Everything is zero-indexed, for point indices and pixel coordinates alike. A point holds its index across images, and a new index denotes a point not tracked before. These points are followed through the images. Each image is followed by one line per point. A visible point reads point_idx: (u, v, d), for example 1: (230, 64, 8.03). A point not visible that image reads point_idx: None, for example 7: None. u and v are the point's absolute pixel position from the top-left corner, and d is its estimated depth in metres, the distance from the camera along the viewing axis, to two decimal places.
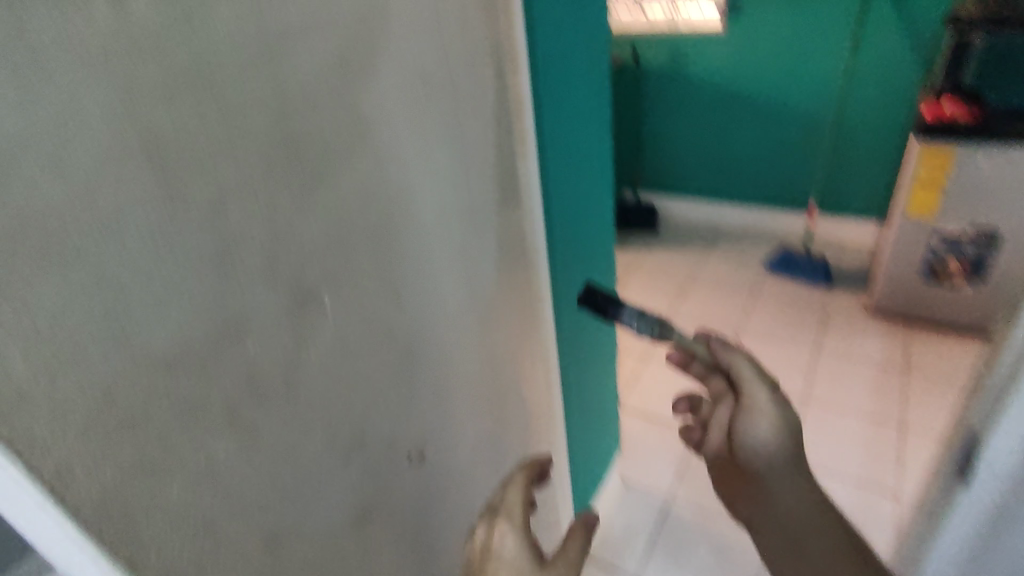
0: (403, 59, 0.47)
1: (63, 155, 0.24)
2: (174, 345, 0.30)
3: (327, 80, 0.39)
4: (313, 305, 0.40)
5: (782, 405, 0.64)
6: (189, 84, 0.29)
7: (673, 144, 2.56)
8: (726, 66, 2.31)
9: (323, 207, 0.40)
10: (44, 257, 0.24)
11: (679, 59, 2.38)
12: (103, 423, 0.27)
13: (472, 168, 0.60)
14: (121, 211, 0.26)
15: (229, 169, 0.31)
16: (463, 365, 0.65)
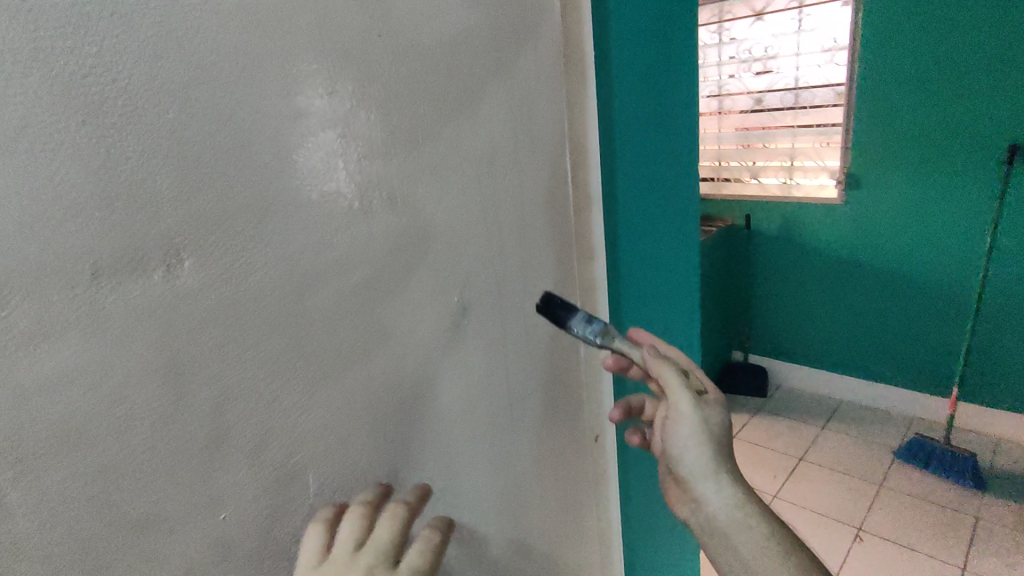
0: (436, 276, 0.58)
1: (102, 372, 0.35)
2: (150, 512, 0.38)
3: (350, 299, 0.50)
4: (299, 482, 0.47)
5: (702, 409, 0.65)
6: (214, 317, 0.40)
7: (785, 310, 2.65)
8: (845, 234, 2.39)
9: (331, 398, 0.49)
10: (63, 442, 0.34)
11: (794, 226, 2.51)
12: (73, 567, 0.36)
13: (501, 359, 0.68)
14: (134, 409, 0.37)
15: (236, 376, 0.42)
16: (470, 541, 0.68)
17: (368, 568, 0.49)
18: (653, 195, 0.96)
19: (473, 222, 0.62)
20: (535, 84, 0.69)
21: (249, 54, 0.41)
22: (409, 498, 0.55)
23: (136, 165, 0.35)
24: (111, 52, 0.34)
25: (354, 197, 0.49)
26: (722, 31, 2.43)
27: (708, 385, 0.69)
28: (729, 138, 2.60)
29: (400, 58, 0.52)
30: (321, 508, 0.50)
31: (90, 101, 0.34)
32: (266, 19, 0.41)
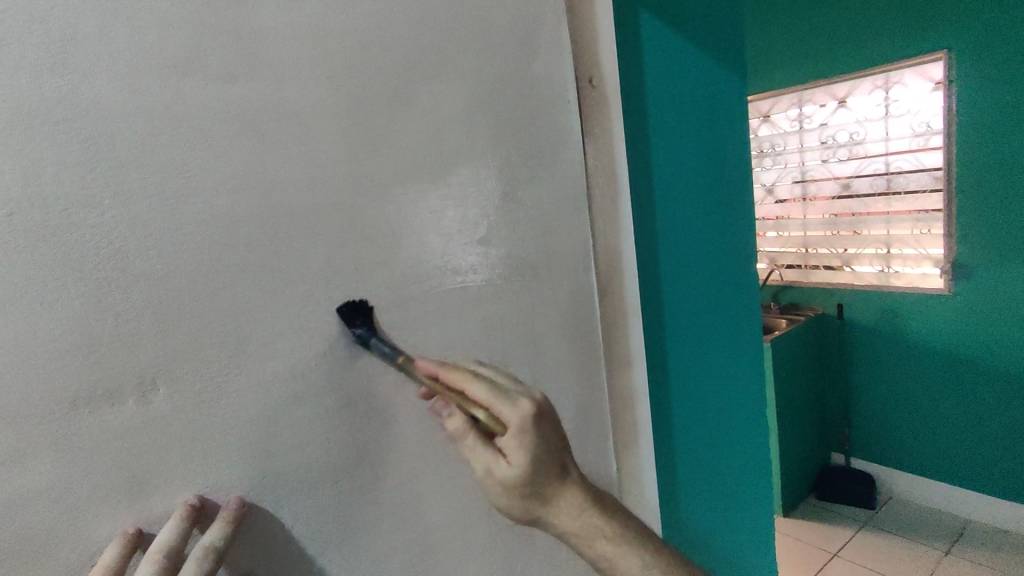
0: (437, 387, 0.59)
1: (76, 480, 0.42)
2: None
3: (332, 412, 0.52)
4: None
5: (489, 469, 0.53)
6: (180, 433, 0.45)
7: (894, 413, 2.18)
8: (962, 327, 1.95)
9: (305, 502, 0.52)
10: (46, 536, 0.42)
11: (893, 318, 2.10)
12: None
13: None
14: (105, 511, 0.44)
15: (202, 484, 0.47)
16: None
17: None
18: (712, 283, 0.93)
19: (471, 343, 0.61)
20: (558, 202, 0.67)
21: (237, 208, 0.46)
22: (223, 539, 0.45)
23: (122, 311, 0.43)
24: (111, 219, 0.42)
25: (343, 316, 0.52)
26: (803, 119, 2.20)
27: (507, 416, 0.51)
28: (814, 225, 2.27)
29: (390, 198, 0.54)
30: (110, 553, 0.43)
31: (87, 261, 0.41)
32: (255, 180, 0.47)
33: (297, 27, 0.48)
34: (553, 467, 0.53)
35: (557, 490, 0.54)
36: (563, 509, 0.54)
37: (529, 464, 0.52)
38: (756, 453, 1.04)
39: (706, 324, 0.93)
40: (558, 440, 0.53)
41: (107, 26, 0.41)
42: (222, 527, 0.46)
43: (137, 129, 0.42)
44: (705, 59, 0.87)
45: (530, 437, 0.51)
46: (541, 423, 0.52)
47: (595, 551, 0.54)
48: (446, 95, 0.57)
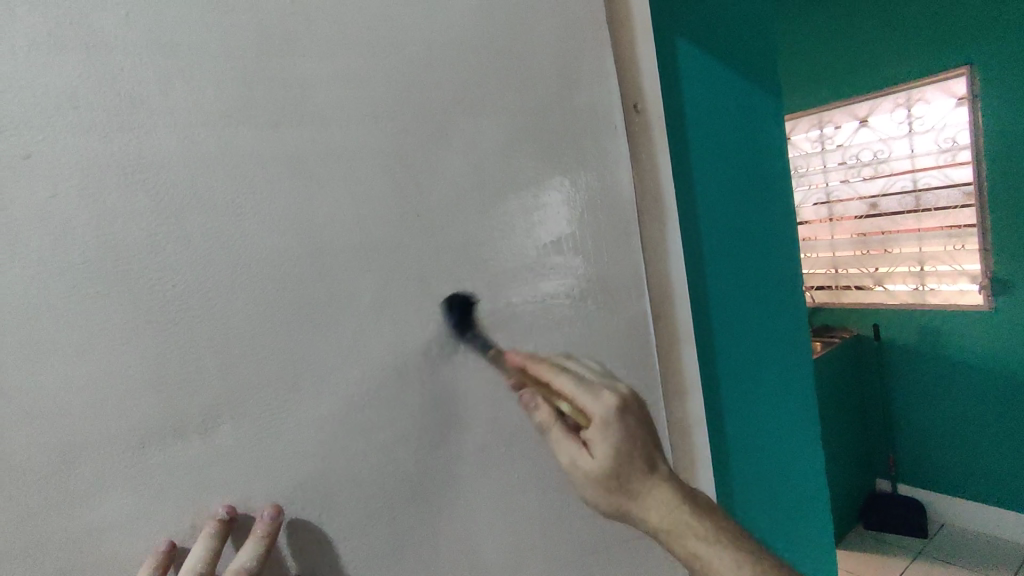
0: (494, 416, 0.58)
1: (138, 505, 0.43)
2: None
3: (391, 440, 0.52)
4: None
5: (577, 460, 0.57)
6: (241, 459, 0.46)
7: (944, 437, 2.09)
8: (1009, 343, 1.87)
9: (358, 530, 0.51)
10: (107, 559, 0.42)
11: (933, 336, 2.03)
12: None
13: (576, 502, 0.65)
14: (165, 535, 0.44)
15: (256, 510, 0.47)
16: None
17: None
18: (758, 305, 0.91)
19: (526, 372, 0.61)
20: (605, 228, 0.67)
21: (298, 238, 0.48)
22: (255, 560, 0.45)
23: (187, 350, 0.43)
24: (179, 249, 0.43)
25: (402, 343, 0.53)
26: (825, 140, 2.20)
27: (591, 407, 0.54)
28: (844, 244, 2.23)
29: (440, 230, 0.55)
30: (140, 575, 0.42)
31: (154, 288, 0.43)
32: (311, 218, 0.48)
33: (347, 72, 0.51)
34: (638, 458, 0.54)
35: (644, 483, 0.55)
36: (648, 501, 0.54)
37: (613, 450, 0.54)
38: (813, 477, 1.00)
39: (756, 345, 0.91)
40: (644, 431, 0.55)
41: (186, 70, 0.44)
42: (255, 546, 0.45)
43: (201, 168, 0.44)
44: (742, 83, 0.88)
45: (615, 432, 0.53)
46: (623, 415, 0.54)
47: (687, 549, 0.53)
48: (489, 130, 0.59)
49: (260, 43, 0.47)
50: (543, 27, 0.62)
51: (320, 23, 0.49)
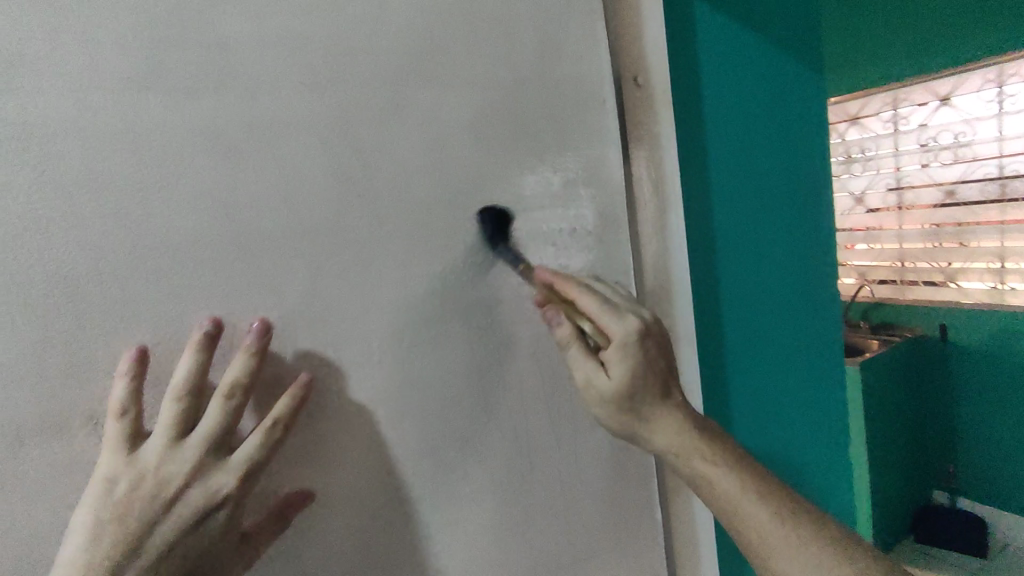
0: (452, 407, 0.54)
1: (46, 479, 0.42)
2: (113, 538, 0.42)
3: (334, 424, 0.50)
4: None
5: (590, 378, 0.55)
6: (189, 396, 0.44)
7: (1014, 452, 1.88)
8: None
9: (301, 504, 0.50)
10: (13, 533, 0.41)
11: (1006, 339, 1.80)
12: None
13: (546, 503, 0.60)
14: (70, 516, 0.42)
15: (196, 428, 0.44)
16: None
17: (195, 458, 0.43)
18: (781, 298, 0.83)
19: (482, 372, 0.56)
20: (590, 210, 0.60)
21: (222, 215, 0.44)
22: (246, 376, 0.45)
23: (73, 338, 0.41)
24: (81, 222, 0.41)
25: (346, 327, 0.49)
26: (899, 119, 1.93)
27: (614, 329, 0.52)
28: (913, 236, 2.00)
29: (390, 208, 0.50)
30: (120, 384, 0.42)
31: (55, 263, 0.40)
32: (226, 200, 0.44)
33: (273, 34, 0.45)
34: (651, 382, 0.54)
35: (658, 406, 0.55)
36: (658, 424, 0.55)
37: (629, 372, 0.53)
38: (836, 494, 0.91)
39: (771, 350, 0.83)
40: (662, 361, 0.55)
41: (86, 31, 0.40)
42: (244, 361, 0.45)
43: (105, 137, 0.41)
44: (772, 53, 0.79)
45: (634, 355, 0.52)
46: (644, 340, 0.53)
47: (692, 470, 0.54)
48: (451, 103, 0.52)
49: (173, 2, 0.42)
50: None
51: None
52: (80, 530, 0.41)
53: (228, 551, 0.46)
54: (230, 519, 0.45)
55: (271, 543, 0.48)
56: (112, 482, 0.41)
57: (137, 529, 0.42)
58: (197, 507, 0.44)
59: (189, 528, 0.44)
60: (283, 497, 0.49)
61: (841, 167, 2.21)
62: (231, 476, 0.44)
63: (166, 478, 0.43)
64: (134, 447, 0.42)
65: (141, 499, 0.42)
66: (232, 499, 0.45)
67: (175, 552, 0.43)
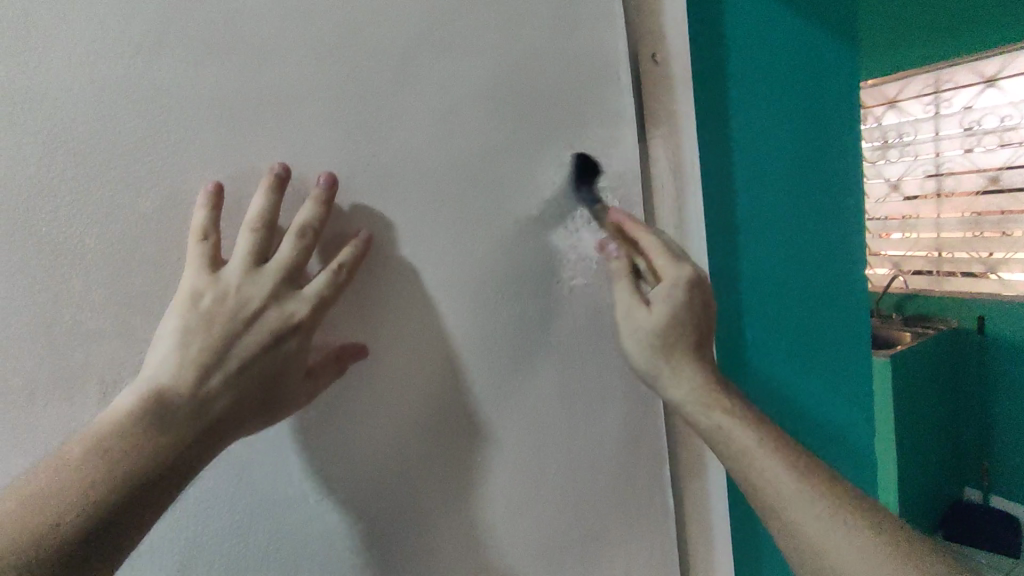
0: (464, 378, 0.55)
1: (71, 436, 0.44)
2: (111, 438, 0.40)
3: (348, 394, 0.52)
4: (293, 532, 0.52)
5: (633, 315, 0.56)
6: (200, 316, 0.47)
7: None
8: None
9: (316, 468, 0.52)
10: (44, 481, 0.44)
11: None
12: None
13: (557, 475, 0.61)
14: None
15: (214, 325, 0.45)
16: None
17: (269, 283, 0.44)
18: (809, 279, 0.81)
19: (490, 349, 0.56)
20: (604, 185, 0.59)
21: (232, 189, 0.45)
22: (316, 220, 0.46)
23: (81, 306, 0.43)
24: (95, 196, 0.42)
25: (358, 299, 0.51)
26: (940, 102, 1.76)
27: (666, 269, 0.54)
28: (953, 224, 1.86)
29: (399, 184, 0.50)
30: (200, 212, 0.44)
31: (72, 235, 0.42)
32: (232, 173, 0.45)
33: (275, 8, 0.45)
34: (692, 332, 0.54)
35: (685, 356, 0.54)
36: (684, 374, 0.54)
37: (672, 314, 0.53)
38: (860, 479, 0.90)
39: (795, 332, 0.81)
40: (706, 316, 0.55)
41: (95, 11, 0.41)
42: (312, 207, 0.45)
43: (115, 113, 0.42)
44: (800, 28, 0.76)
45: (681, 296, 0.53)
46: (695, 289, 0.54)
47: (714, 426, 0.53)
48: (459, 75, 0.51)
49: None
50: None
51: None
52: (167, 339, 0.42)
53: (295, 383, 0.47)
54: (300, 349, 0.46)
55: (329, 385, 0.50)
56: (196, 296, 0.43)
57: (220, 340, 0.43)
58: (273, 327, 0.44)
59: (265, 349, 0.44)
60: (342, 346, 0.51)
61: (875, 151, 2.03)
62: (304, 304, 0.45)
63: (245, 299, 0.44)
64: (214, 269, 0.44)
65: (224, 313, 0.43)
66: (305, 326, 0.45)
67: (253, 370, 0.44)
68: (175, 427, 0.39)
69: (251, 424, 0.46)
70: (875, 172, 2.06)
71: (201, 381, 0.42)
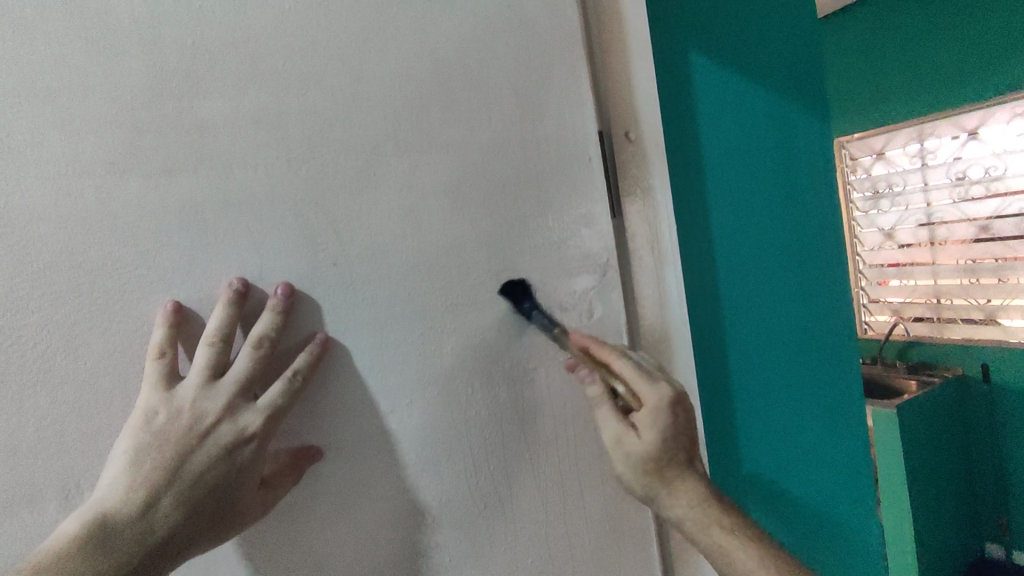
0: (441, 460, 0.56)
1: (26, 538, 0.44)
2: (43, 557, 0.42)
3: (323, 479, 0.52)
4: None
5: (623, 443, 0.55)
6: None
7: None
8: None
9: (292, 554, 0.52)
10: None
11: None
12: None
13: (540, 554, 0.60)
14: None
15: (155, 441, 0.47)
16: None
17: (224, 398, 0.46)
18: (792, 349, 0.81)
19: (466, 433, 0.56)
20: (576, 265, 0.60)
21: (203, 285, 0.46)
22: (272, 330, 0.48)
23: (43, 414, 0.44)
24: (65, 298, 0.43)
25: (332, 386, 0.52)
26: (925, 155, 1.79)
27: (649, 395, 0.54)
28: (948, 273, 1.83)
29: (373, 271, 0.51)
30: (158, 331, 0.45)
31: (40, 337, 0.43)
32: (204, 273, 0.46)
33: (249, 112, 0.47)
34: (681, 449, 0.55)
35: (680, 473, 0.55)
36: (681, 492, 0.55)
37: (662, 436, 0.54)
38: (861, 546, 0.88)
39: (785, 401, 0.81)
40: (688, 428, 0.56)
41: (70, 123, 0.43)
42: (270, 317, 0.48)
43: (88, 217, 0.43)
44: (768, 104, 0.78)
45: (667, 420, 0.54)
46: (677, 408, 0.54)
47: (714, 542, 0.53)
48: (427, 169, 0.53)
49: (150, 88, 0.44)
50: (498, 53, 0.56)
51: (224, 62, 0.46)
52: (119, 460, 0.44)
53: (249, 495, 0.48)
54: (254, 460, 0.48)
55: (286, 493, 0.50)
56: (151, 414, 0.45)
57: (171, 460, 0.45)
58: (225, 442, 0.47)
59: (217, 464, 0.46)
60: (296, 452, 0.51)
61: (866, 202, 2.02)
62: (257, 415, 0.47)
63: (199, 415, 0.46)
64: (170, 386, 0.45)
65: (176, 431, 0.45)
66: (259, 437, 0.48)
67: (205, 484, 0.46)
68: (116, 552, 0.42)
69: (203, 540, 0.47)
70: (868, 222, 2.03)
71: (150, 503, 0.44)
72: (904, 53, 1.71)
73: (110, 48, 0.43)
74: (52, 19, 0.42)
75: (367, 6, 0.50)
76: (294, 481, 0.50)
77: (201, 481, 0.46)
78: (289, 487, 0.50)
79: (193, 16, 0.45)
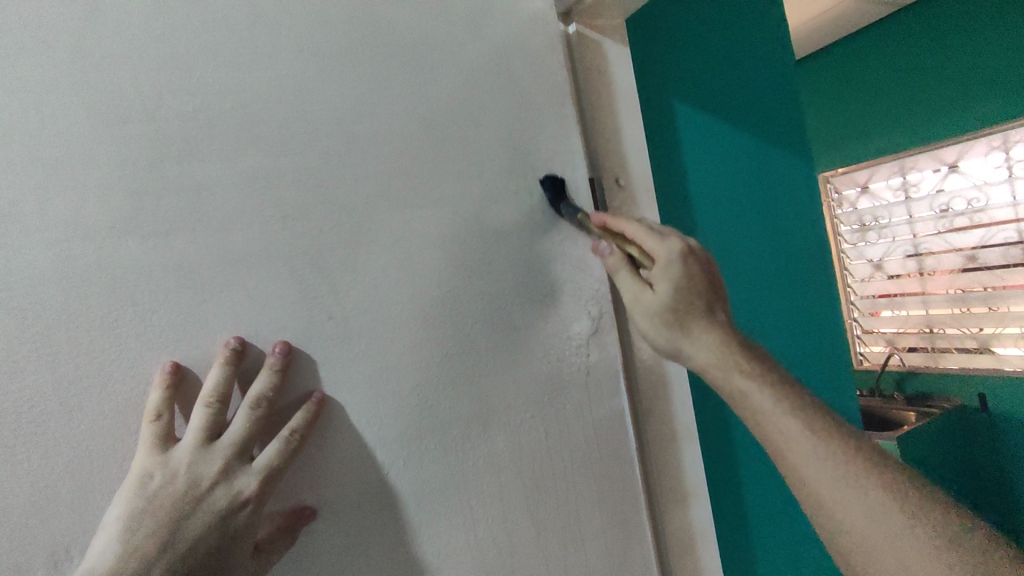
0: (438, 512, 0.55)
1: None
2: None
3: (320, 536, 0.51)
4: None
5: (638, 299, 0.54)
6: None
7: None
8: None
9: None
10: None
11: None
12: None
13: None
14: None
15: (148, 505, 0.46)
16: None
17: (220, 460, 0.46)
18: None
19: (464, 483, 0.56)
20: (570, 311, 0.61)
21: (199, 343, 0.47)
22: (270, 389, 0.48)
23: (36, 478, 0.43)
24: (61, 361, 0.43)
25: (330, 441, 0.51)
26: (908, 188, 1.83)
27: (657, 249, 0.52)
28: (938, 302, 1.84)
29: (369, 323, 0.52)
30: (155, 392, 0.45)
31: (34, 400, 0.43)
32: (201, 331, 0.47)
33: (248, 174, 0.48)
34: (699, 303, 0.53)
35: (700, 326, 0.53)
36: (704, 340, 0.53)
37: (677, 288, 0.52)
38: None
39: None
40: (705, 280, 0.54)
41: (71, 187, 0.44)
42: (268, 376, 0.48)
43: (86, 279, 0.44)
44: (751, 149, 0.81)
45: (681, 274, 0.52)
46: (688, 260, 0.53)
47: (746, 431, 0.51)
48: (422, 222, 0.54)
49: (152, 153, 0.46)
50: (489, 110, 0.58)
51: (223, 125, 0.47)
52: (111, 528, 0.43)
53: (242, 562, 0.47)
54: (248, 524, 0.47)
55: (280, 558, 0.49)
56: (145, 479, 0.44)
57: (165, 526, 0.44)
58: (220, 506, 0.46)
59: (210, 529, 0.46)
60: (291, 516, 0.50)
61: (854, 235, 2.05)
62: (253, 478, 0.47)
63: (194, 478, 0.45)
64: (166, 448, 0.45)
65: (171, 496, 0.45)
66: (253, 500, 0.47)
67: (198, 550, 0.45)
68: None
69: None
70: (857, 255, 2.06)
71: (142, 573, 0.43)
72: (881, 92, 1.77)
73: (113, 117, 0.45)
74: (58, 87, 0.43)
75: (360, 70, 0.52)
76: (288, 546, 0.49)
77: (194, 547, 0.45)
78: (282, 553, 0.49)
79: (194, 84, 0.47)
